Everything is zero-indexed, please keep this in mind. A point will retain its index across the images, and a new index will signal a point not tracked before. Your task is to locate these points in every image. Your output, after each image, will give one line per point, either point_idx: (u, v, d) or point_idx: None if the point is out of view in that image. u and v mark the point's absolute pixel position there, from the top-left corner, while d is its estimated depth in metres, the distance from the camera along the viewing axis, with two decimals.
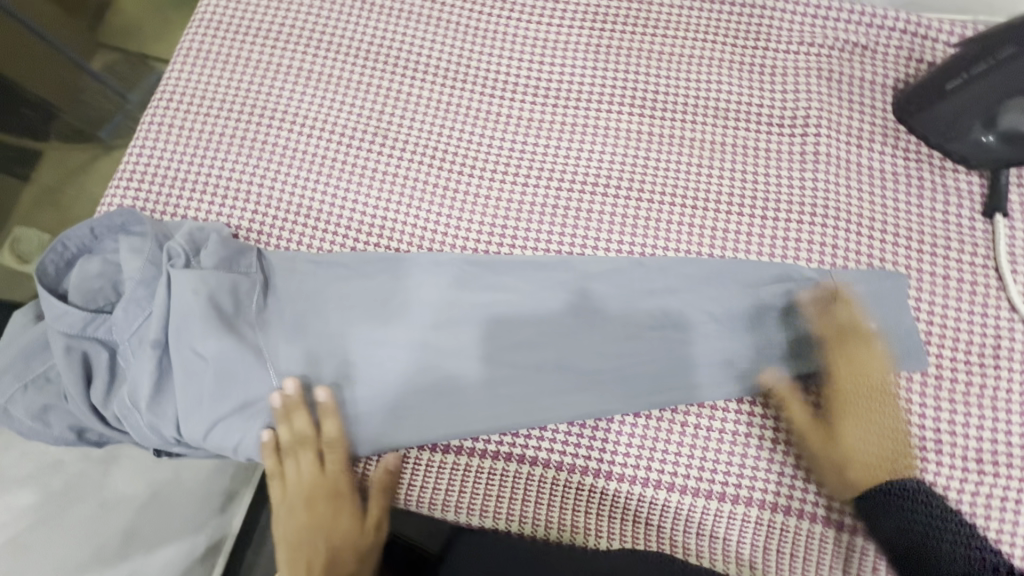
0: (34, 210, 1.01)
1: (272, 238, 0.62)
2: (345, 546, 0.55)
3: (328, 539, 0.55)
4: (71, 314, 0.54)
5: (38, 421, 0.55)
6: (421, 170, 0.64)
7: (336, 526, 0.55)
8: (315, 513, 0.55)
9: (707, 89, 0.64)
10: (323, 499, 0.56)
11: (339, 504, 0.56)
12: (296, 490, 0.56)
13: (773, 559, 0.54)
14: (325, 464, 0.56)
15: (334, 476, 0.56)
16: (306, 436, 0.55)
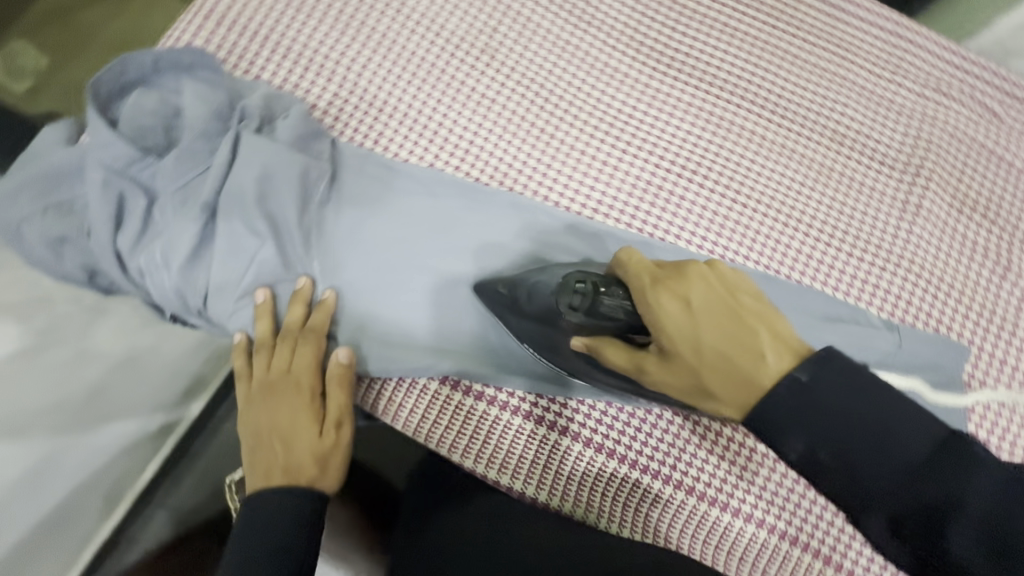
0: (44, 27, 0.88)
1: (347, 129, 0.57)
2: (300, 451, 0.48)
3: (284, 439, 0.48)
4: (119, 147, 0.49)
5: (50, 250, 0.50)
6: (520, 104, 0.59)
7: (296, 427, 0.49)
8: (276, 409, 0.49)
9: (829, 110, 0.62)
10: (284, 393, 0.49)
11: (298, 402, 0.49)
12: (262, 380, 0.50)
13: None
14: (294, 357, 0.50)
15: (300, 372, 0.49)
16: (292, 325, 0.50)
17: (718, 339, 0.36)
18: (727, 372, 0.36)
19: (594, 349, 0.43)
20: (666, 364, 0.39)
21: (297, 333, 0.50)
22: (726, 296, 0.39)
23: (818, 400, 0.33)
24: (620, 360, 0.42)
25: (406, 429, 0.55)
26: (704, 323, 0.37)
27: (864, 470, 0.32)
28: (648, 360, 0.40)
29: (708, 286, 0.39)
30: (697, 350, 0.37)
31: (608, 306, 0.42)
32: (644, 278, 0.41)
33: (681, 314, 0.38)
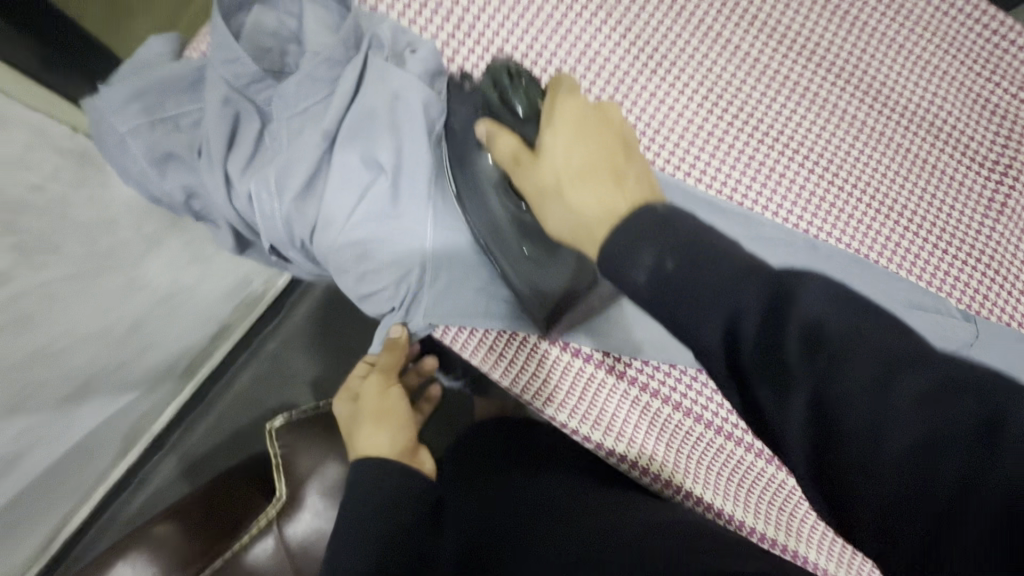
0: None
1: (459, 70, 0.54)
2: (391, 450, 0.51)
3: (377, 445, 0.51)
4: (242, 65, 0.47)
5: (157, 167, 0.49)
6: (636, 65, 0.58)
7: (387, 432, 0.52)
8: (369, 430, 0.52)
9: (929, 103, 0.63)
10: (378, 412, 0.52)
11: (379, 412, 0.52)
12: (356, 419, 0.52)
13: (829, 544, 0.58)
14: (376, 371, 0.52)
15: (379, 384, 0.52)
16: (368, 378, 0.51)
17: (579, 164, 0.38)
18: (579, 183, 0.37)
19: (491, 136, 0.43)
20: (529, 162, 0.41)
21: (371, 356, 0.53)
22: (580, 124, 0.40)
23: (668, 217, 0.31)
24: (508, 150, 0.42)
25: (499, 378, 0.55)
26: (570, 145, 0.39)
27: (855, 404, 0.26)
28: (524, 157, 0.41)
29: (579, 107, 0.42)
30: (551, 163, 0.39)
31: (519, 99, 0.46)
32: (559, 96, 0.43)
33: (565, 129, 0.40)
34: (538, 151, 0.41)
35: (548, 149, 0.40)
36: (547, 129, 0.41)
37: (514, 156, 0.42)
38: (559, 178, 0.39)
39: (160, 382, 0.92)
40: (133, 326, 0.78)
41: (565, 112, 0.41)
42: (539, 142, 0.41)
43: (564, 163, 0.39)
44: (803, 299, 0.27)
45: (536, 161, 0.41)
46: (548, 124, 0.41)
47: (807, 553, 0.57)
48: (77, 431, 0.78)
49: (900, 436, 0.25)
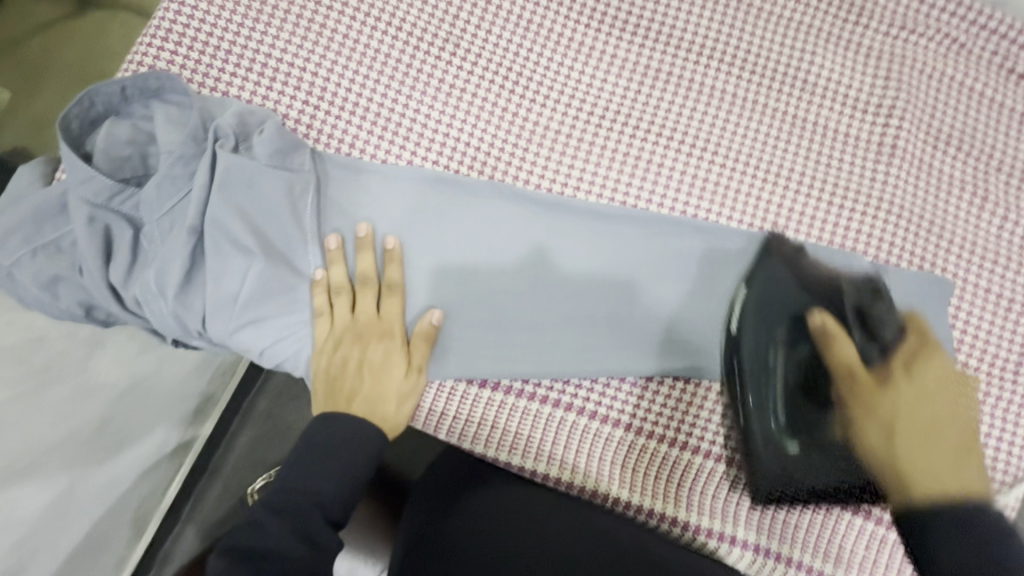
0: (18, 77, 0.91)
1: (322, 136, 0.57)
2: (389, 386, 0.52)
3: (374, 373, 0.51)
4: (98, 180, 0.48)
5: (46, 292, 0.50)
6: (493, 90, 0.59)
7: (388, 368, 0.52)
8: (364, 354, 0.52)
9: (799, 59, 0.62)
10: (377, 340, 0.52)
11: (393, 347, 0.52)
12: (342, 328, 0.52)
13: (793, 532, 0.55)
14: (382, 306, 0.53)
15: (390, 319, 0.52)
16: (342, 284, 0.52)
17: (926, 423, 0.47)
18: (926, 433, 0.46)
19: (829, 333, 0.52)
20: (878, 388, 0.49)
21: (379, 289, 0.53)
22: (951, 414, 0.48)
23: (965, 509, 0.40)
24: (846, 356, 0.51)
25: (418, 425, 0.57)
26: (923, 404, 0.48)
27: (965, 530, 0.39)
28: (862, 383, 0.50)
29: (934, 376, 0.50)
30: (904, 406, 0.48)
31: (885, 330, 0.53)
32: (919, 345, 0.52)
33: (913, 395, 0.48)
34: (892, 402, 0.48)
35: (896, 390, 0.49)
36: (877, 393, 0.49)
37: (851, 370, 0.51)
38: (931, 425, 0.47)
39: (153, 467, 0.93)
40: (102, 425, 0.79)
41: (879, 391, 0.49)
42: (845, 350, 0.52)
43: (920, 399, 0.48)
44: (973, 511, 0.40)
45: (865, 374, 0.50)
46: (849, 344, 0.52)
47: (769, 543, 0.56)
48: (73, 537, 0.78)
49: (955, 543, 0.39)
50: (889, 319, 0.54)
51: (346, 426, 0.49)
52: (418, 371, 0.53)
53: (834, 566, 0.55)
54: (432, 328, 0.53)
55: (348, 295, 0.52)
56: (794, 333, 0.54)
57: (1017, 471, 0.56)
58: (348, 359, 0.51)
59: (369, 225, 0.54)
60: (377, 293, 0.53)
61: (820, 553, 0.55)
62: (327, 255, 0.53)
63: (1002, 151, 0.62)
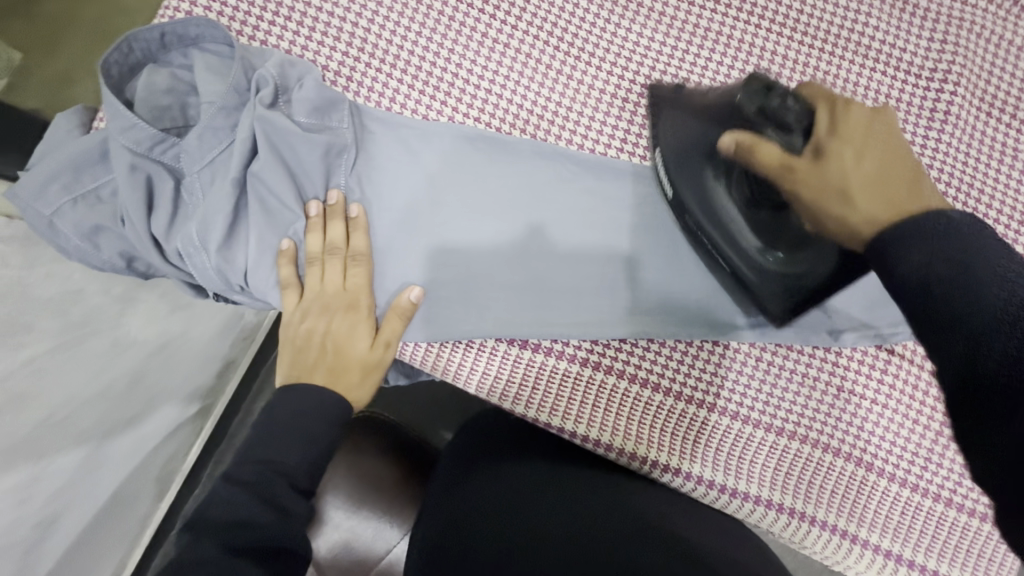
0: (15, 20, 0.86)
1: (362, 89, 0.55)
2: (352, 357, 0.51)
3: (337, 343, 0.51)
4: (140, 128, 0.48)
5: (88, 241, 0.50)
6: (536, 45, 0.58)
7: (353, 339, 0.51)
8: (331, 325, 0.51)
9: (850, 21, 0.60)
10: (342, 312, 0.51)
11: (359, 319, 0.51)
12: (309, 300, 0.51)
13: (827, 496, 0.56)
14: (348, 276, 0.51)
15: (357, 291, 0.51)
16: (314, 255, 0.51)
17: (874, 172, 0.40)
18: (865, 190, 0.39)
19: (747, 147, 0.45)
20: (819, 170, 0.42)
21: (344, 258, 0.51)
22: (885, 139, 0.43)
23: (935, 224, 0.34)
24: (772, 159, 0.44)
25: (458, 383, 0.56)
26: (866, 153, 0.41)
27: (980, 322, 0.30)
28: (800, 165, 0.43)
29: (854, 150, 0.41)
30: (844, 172, 0.40)
31: (789, 116, 0.46)
32: (835, 107, 0.45)
33: (849, 157, 0.41)
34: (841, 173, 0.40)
35: (822, 164, 0.41)
36: (841, 167, 0.41)
37: (784, 161, 0.43)
38: (845, 181, 0.40)
39: (178, 433, 0.92)
40: (133, 382, 0.79)
41: (772, 156, 0.44)
42: (778, 158, 0.44)
43: (866, 173, 0.40)
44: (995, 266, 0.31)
45: (823, 176, 0.41)
46: (841, 159, 0.41)
47: (806, 507, 0.56)
48: (103, 491, 0.77)
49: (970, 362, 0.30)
50: (790, 107, 0.46)
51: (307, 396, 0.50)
52: (384, 346, 0.52)
53: (866, 530, 0.56)
54: (409, 306, 0.51)
55: (322, 264, 0.51)
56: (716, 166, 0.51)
57: None
58: (313, 329, 0.51)
59: (340, 194, 0.52)
60: (343, 262, 0.51)
61: (851, 516, 0.56)
62: (307, 222, 0.51)
63: None
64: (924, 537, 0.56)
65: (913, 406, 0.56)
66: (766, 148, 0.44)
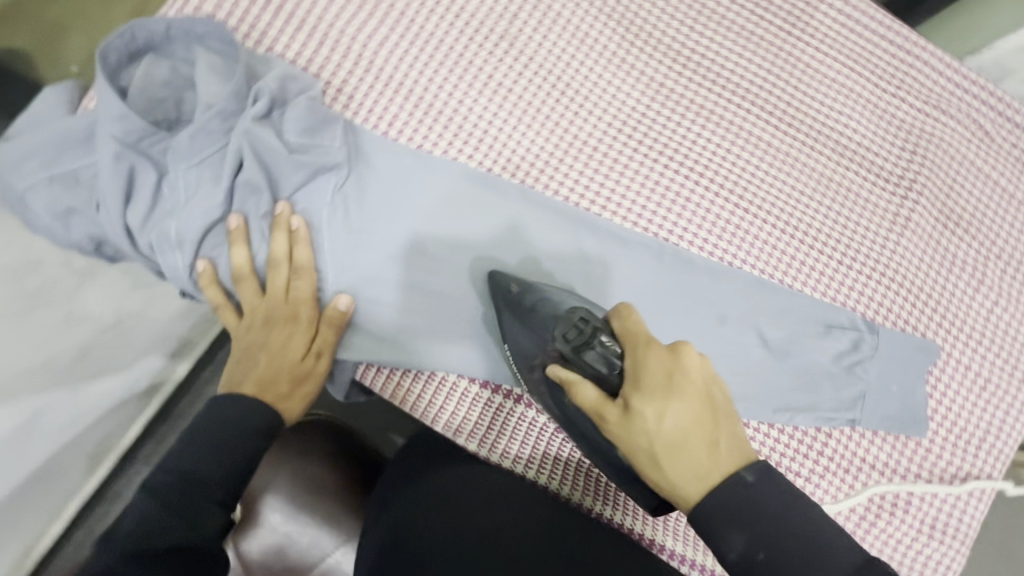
0: None
1: (362, 110, 0.55)
2: (281, 369, 0.50)
3: (270, 354, 0.50)
4: (130, 120, 0.47)
5: (58, 221, 0.49)
6: (540, 93, 0.59)
7: (286, 350, 0.50)
8: (267, 338, 0.50)
9: (834, 121, 0.63)
10: (281, 322, 0.50)
11: (296, 331, 0.50)
12: (252, 309, 0.51)
13: None
14: (291, 288, 0.51)
15: (297, 303, 0.51)
16: (241, 269, 0.50)
17: (675, 433, 0.41)
18: (673, 443, 0.41)
19: (565, 381, 0.46)
20: (631, 414, 0.42)
21: (288, 269, 0.51)
22: (691, 381, 0.42)
23: (749, 497, 0.39)
24: (586, 400, 0.44)
25: (414, 414, 0.57)
26: (669, 408, 0.41)
27: (765, 527, 0.39)
28: (611, 414, 0.43)
29: (689, 390, 0.41)
30: (656, 439, 0.41)
31: (594, 357, 0.45)
32: (636, 343, 0.44)
33: (661, 392, 0.41)
34: (646, 412, 0.41)
35: (643, 402, 0.41)
36: (673, 379, 0.42)
37: (599, 410, 0.44)
38: (704, 427, 0.41)
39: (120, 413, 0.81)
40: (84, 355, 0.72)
41: (643, 441, 0.42)
42: (659, 426, 0.41)
43: (671, 391, 0.41)
44: (795, 545, 0.38)
45: (650, 439, 0.41)
46: (652, 381, 0.42)
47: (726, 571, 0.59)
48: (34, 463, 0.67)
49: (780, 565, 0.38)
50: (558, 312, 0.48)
51: (232, 406, 0.47)
52: (316, 356, 0.51)
53: None
54: (340, 313, 0.51)
55: (250, 278, 0.50)
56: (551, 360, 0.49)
57: (954, 534, 0.60)
58: (250, 341, 0.50)
59: (288, 204, 0.51)
60: (287, 274, 0.51)
61: None
62: (228, 235, 0.50)
63: (1006, 243, 0.64)
64: None
65: (843, 490, 0.59)
66: (618, 425, 0.43)
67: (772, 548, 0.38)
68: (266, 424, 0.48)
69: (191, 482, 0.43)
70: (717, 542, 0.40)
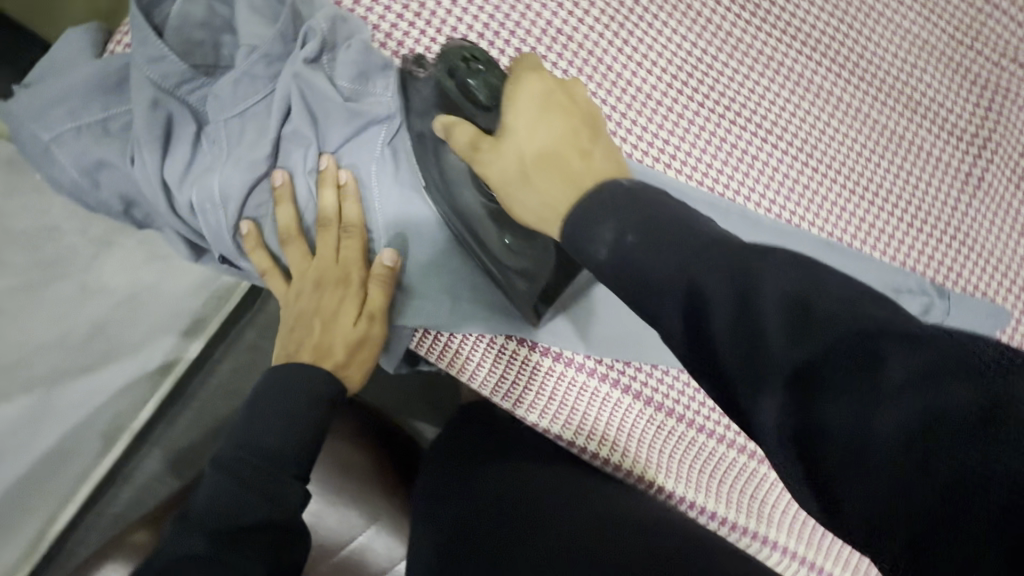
0: None
1: (411, 55, 0.49)
2: (336, 336, 0.47)
3: (324, 320, 0.47)
4: (169, 62, 0.44)
5: (87, 177, 0.45)
6: (604, 45, 0.53)
7: (340, 316, 0.47)
8: (318, 303, 0.47)
9: (906, 75, 0.60)
10: (333, 286, 0.47)
11: (349, 294, 0.47)
12: (301, 274, 0.47)
13: (779, 516, 0.62)
14: (342, 250, 0.47)
15: (349, 265, 0.47)
16: (288, 229, 0.46)
17: (545, 147, 0.40)
18: (536, 165, 0.39)
19: (449, 127, 0.43)
20: (497, 143, 0.41)
21: (338, 229, 0.47)
22: (571, 111, 0.42)
23: (762, 250, 0.29)
24: (465, 140, 0.42)
25: (469, 383, 0.54)
26: (552, 121, 0.41)
27: (827, 335, 0.26)
28: (485, 144, 0.42)
29: (532, 100, 0.41)
30: (518, 146, 0.40)
31: (478, 90, 0.45)
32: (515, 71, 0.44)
33: (530, 108, 0.41)
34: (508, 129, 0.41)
35: (513, 119, 0.41)
36: (516, 100, 0.41)
37: (473, 143, 0.42)
38: (568, 145, 0.39)
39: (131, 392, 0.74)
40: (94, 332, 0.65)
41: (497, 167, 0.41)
42: (509, 123, 0.41)
43: (526, 118, 0.41)
44: (754, 281, 0.28)
45: (506, 148, 0.41)
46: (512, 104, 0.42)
47: (760, 527, 0.61)
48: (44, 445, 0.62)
49: (764, 347, 0.27)
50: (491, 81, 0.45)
51: (294, 376, 0.45)
52: (372, 322, 0.48)
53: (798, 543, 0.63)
54: (387, 272, 0.47)
55: (297, 239, 0.47)
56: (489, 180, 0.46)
57: None
58: (301, 307, 0.47)
59: (332, 157, 0.47)
60: (337, 234, 0.47)
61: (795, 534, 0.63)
62: (273, 194, 0.46)
63: None
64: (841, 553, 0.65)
65: None
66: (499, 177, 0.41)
67: (762, 353, 0.27)
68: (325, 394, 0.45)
69: (260, 456, 0.42)
70: (653, 310, 0.31)
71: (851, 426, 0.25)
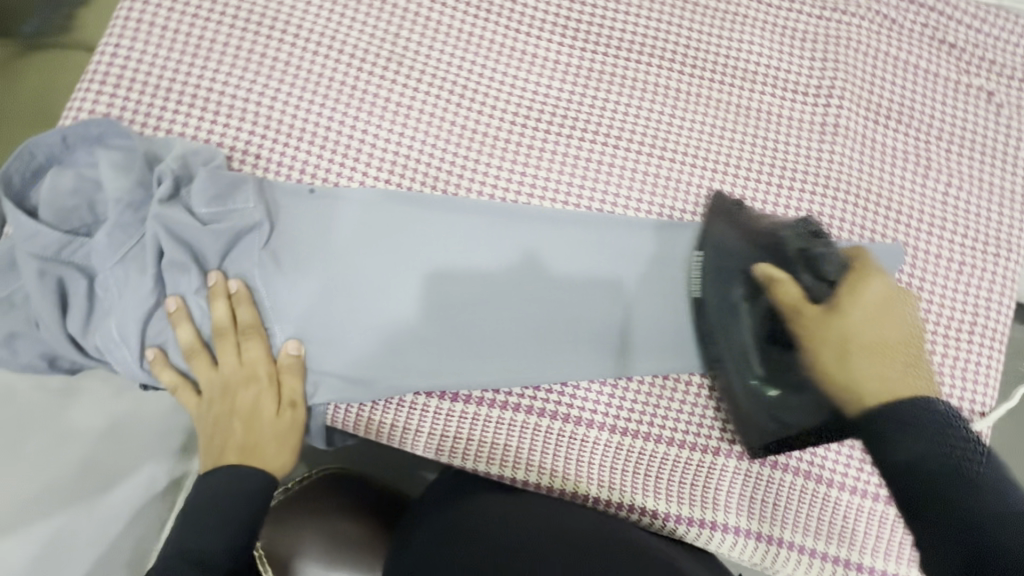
0: None
1: (272, 166, 0.57)
2: (257, 431, 0.50)
3: (242, 420, 0.50)
4: (43, 234, 0.49)
5: (5, 348, 0.50)
6: (441, 106, 0.60)
7: (257, 412, 0.50)
8: (233, 404, 0.50)
9: (737, 50, 0.63)
10: (244, 387, 0.51)
11: (261, 390, 0.51)
12: (210, 384, 0.51)
13: (761, 508, 0.57)
14: (243, 353, 0.51)
15: (254, 364, 0.51)
16: (189, 347, 0.50)
17: (875, 339, 0.47)
18: (871, 353, 0.46)
19: (773, 280, 0.53)
20: (826, 314, 0.49)
21: (236, 335, 0.51)
22: (886, 303, 0.49)
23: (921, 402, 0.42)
24: (793, 298, 0.51)
25: (394, 443, 0.57)
26: (866, 318, 0.48)
27: (931, 439, 0.39)
28: (813, 312, 0.50)
29: (874, 305, 0.49)
30: (849, 330, 0.48)
31: (828, 266, 0.52)
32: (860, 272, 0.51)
33: (870, 304, 0.49)
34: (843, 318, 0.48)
35: (846, 316, 0.48)
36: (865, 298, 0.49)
37: (797, 305, 0.51)
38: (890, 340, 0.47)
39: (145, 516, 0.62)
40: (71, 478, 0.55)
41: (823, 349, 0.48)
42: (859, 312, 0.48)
43: (867, 316, 0.48)
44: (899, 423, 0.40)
45: (828, 328, 0.49)
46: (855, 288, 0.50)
47: (745, 523, 0.57)
48: None
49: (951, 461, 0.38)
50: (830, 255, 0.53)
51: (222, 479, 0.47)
52: (289, 408, 0.51)
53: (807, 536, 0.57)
54: (296, 360, 0.52)
55: (201, 353, 0.51)
56: (749, 287, 0.54)
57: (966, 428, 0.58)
58: (217, 413, 0.50)
59: (220, 273, 0.52)
60: (236, 340, 0.51)
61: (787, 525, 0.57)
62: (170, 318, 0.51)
63: (946, 121, 0.62)
64: (866, 539, 0.57)
65: None
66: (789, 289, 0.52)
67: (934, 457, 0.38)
68: (254, 486, 0.48)
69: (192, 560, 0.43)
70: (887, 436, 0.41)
71: (931, 501, 0.38)
